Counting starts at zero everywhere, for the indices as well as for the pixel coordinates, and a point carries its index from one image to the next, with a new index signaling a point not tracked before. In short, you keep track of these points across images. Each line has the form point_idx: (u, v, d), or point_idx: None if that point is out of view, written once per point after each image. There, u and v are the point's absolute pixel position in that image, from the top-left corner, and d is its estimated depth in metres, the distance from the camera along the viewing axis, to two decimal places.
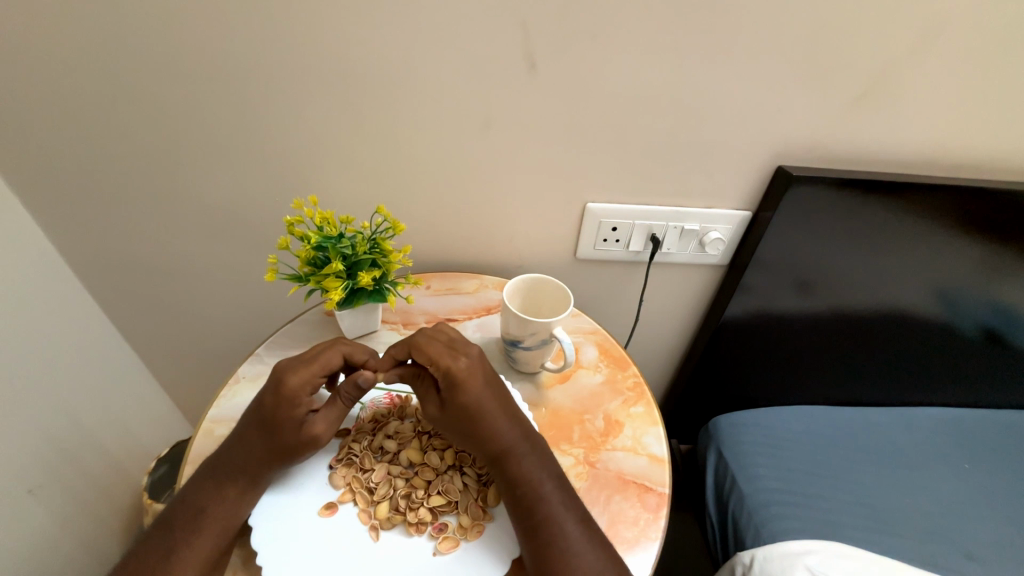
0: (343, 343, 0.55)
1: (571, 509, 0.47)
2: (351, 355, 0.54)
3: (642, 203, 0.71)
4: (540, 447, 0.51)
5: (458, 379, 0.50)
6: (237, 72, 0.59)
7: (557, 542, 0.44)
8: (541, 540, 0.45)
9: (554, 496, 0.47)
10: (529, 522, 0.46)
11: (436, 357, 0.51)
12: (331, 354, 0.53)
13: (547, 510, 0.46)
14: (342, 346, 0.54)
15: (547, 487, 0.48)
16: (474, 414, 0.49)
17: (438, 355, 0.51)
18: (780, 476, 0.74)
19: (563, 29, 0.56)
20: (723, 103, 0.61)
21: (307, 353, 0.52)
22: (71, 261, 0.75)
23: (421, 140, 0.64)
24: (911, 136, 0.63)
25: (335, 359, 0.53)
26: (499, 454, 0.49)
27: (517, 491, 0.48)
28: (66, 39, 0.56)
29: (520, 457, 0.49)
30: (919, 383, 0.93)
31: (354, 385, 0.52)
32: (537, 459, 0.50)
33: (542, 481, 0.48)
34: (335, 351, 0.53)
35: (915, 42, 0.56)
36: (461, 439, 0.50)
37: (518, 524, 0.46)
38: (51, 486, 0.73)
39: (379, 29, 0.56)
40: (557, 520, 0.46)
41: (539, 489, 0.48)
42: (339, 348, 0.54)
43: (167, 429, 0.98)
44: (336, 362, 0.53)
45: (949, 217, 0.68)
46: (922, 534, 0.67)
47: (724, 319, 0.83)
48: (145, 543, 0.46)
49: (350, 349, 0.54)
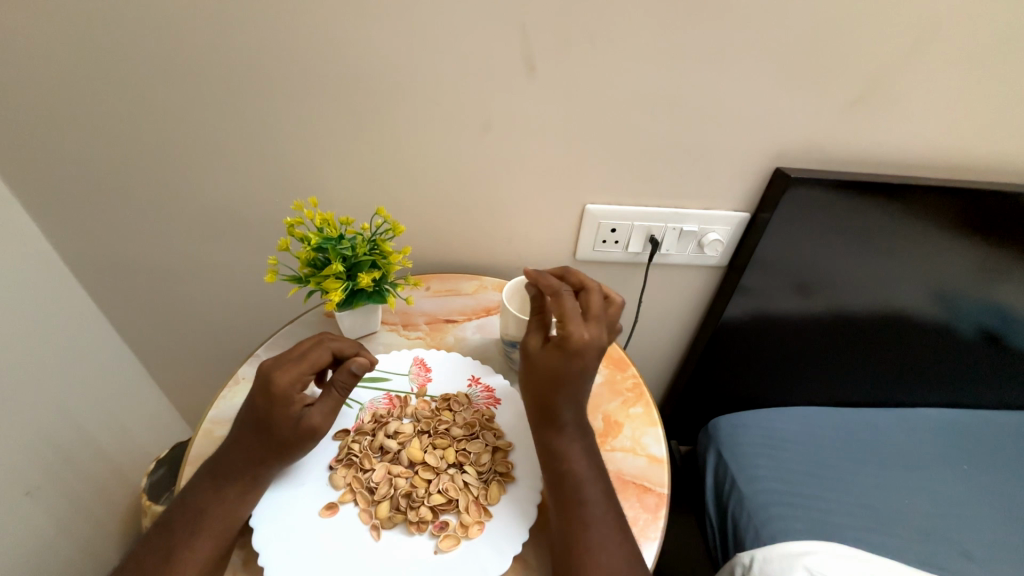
0: (330, 340, 0.55)
1: (607, 500, 0.48)
2: (340, 350, 0.55)
3: (641, 205, 0.71)
4: (590, 435, 0.52)
5: (569, 341, 0.49)
6: (237, 75, 0.59)
7: (587, 526, 0.46)
8: (573, 518, 0.46)
9: (587, 484, 0.48)
10: (566, 501, 0.48)
11: (567, 314, 0.50)
12: (320, 351, 0.53)
13: (586, 493, 0.48)
14: (329, 342, 0.54)
15: (589, 472, 0.49)
16: (561, 375, 0.50)
17: (569, 314, 0.50)
18: (779, 477, 0.74)
19: (561, 32, 0.56)
20: (720, 105, 0.61)
21: (294, 352, 0.52)
22: (70, 262, 0.75)
23: (421, 142, 0.65)
24: (908, 138, 0.64)
25: (325, 356, 0.53)
26: (560, 422, 0.51)
27: (561, 465, 0.49)
28: (69, 42, 0.56)
29: (572, 436, 0.51)
30: (916, 384, 0.93)
31: (348, 374, 0.52)
32: (585, 445, 0.51)
33: (581, 468, 0.49)
34: (323, 347, 0.54)
35: (910, 45, 0.57)
36: (531, 384, 0.52)
37: (554, 495, 0.48)
38: (50, 488, 0.73)
39: (379, 32, 0.56)
40: (590, 505, 0.47)
41: (581, 472, 0.49)
42: (327, 344, 0.54)
43: (166, 430, 0.98)
44: (326, 358, 0.53)
45: (946, 219, 0.69)
46: (921, 534, 0.67)
47: (723, 320, 0.83)
48: (144, 546, 0.46)
49: (338, 344, 0.55)
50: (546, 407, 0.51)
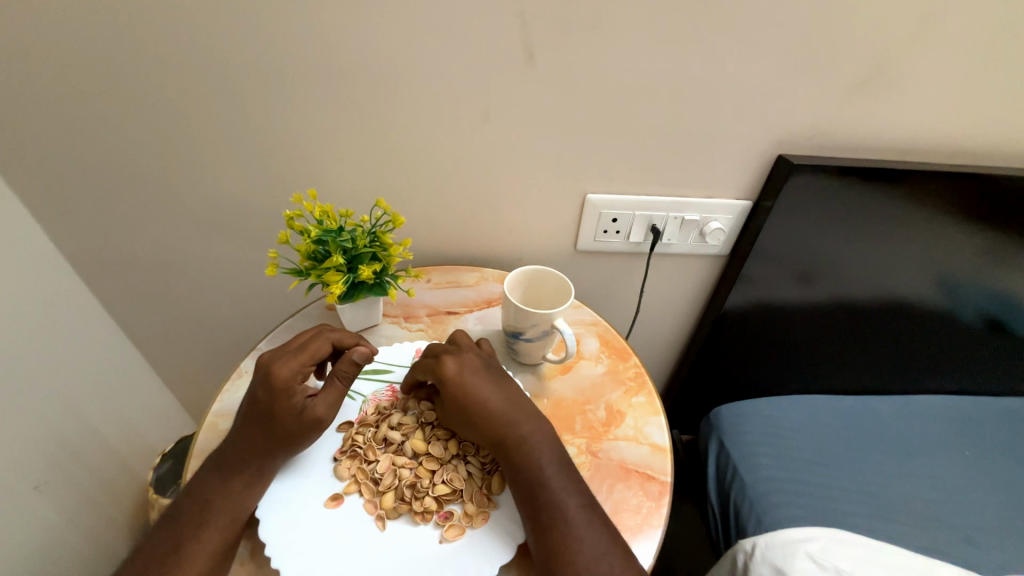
0: (329, 332, 0.56)
1: (577, 498, 0.47)
2: (339, 341, 0.56)
3: (642, 195, 0.71)
4: (545, 432, 0.51)
5: (445, 381, 0.52)
6: (234, 67, 0.58)
7: (562, 529, 0.45)
8: (545, 523, 0.46)
9: (555, 480, 0.48)
10: (535, 511, 0.47)
11: (429, 366, 0.55)
12: (319, 342, 0.54)
13: (553, 498, 0.47)
14: (328, 333, 0.55)
15: (552, 469, 0.49)
16: (470, 402, 0.51)
17: (431, 364, 0.55)
18: (781, 464, 0.75)
19: (561, 19, 0.55)
20: (722, 92, 0.61)
21: (294, 345, 0.54)
22: (71, 259, 0.75)
23: (420, 133, 0.64)
24: (911, 123, 0.63)
25: (324, 347, 0.54)
26: (500, 441, 0.50)
27: (519, 476, 0.48)
28: (63, 35, 0.55)
29: (524, 439, 0.50)
30: (919, 371, 0.93)
31: (351, 363, 0.53)
32: (540, 443, 0.50)
33: (544, 467, 0.48)
34: (322, 339, 0.55)
35: (916, 28, 0.56)
36: (464, 430, 0.52)
37: (523, 510, 0.47)
38: (59, 483, 0.74)
39: (377, 22, 0.56)
40: (559, 508, 0.46)
41: (543, 472, 0.48)
42: (325, 336, 0.55)
43: (170, 424, 0.99)
44: (325, 349, 0.54)
45: (949, 205, 0.68)
46: (921, 519, 0.67)
47: (724, 310, 0.83)
48: (152, 538, 0.47)
49: (337, 335, 0.56)
50: (483, 438, 0.51)
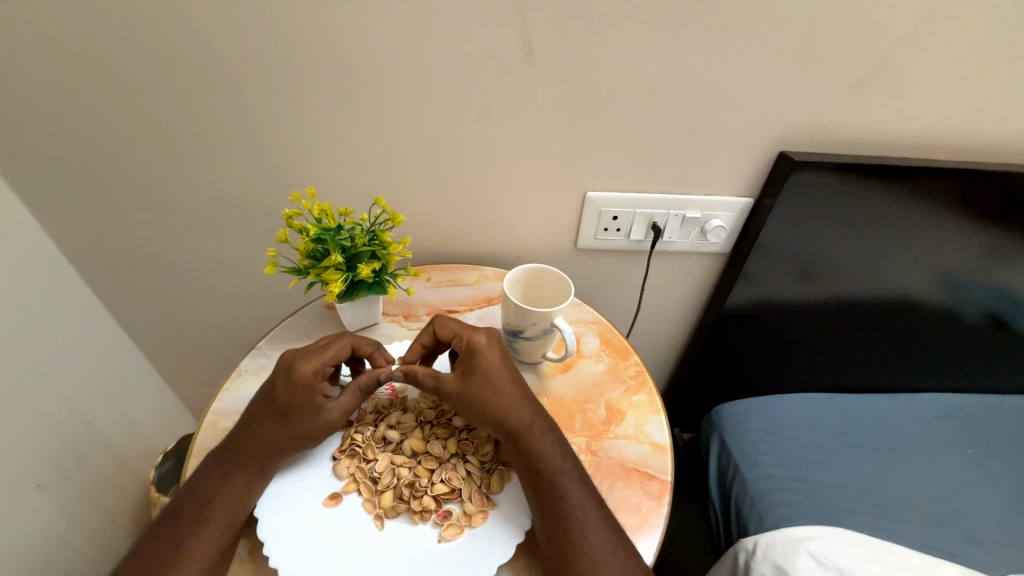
0: (352, 336, 0.57)
1: (585, 489, 0.48)
2: (358, 347, 0.56)
3: (643, 192, 0.70)
4: (557, 428, 0.52)
5: (476, 348, 0.53)
6: (232, 65, 0.58)
7: (574, 520, 0.45)
8: (557, 514, 0.46)
9: (568, 472, 0.48)
10: (546, 496, 0.47)
11: (458, 332, 0.55)
12: (341, 345, 0.55)
13: (564, 485, 0.47)
14: (351, 337, 0.56)
15: (564, 463, 0.49)
16: (496, 379, 0.52)
17: (460, 330, 0.55)
18: (782, 463, 0.74)
19: (561, 15, 0.55)
20: (723, 88, 0.60)
21: (317, 344, 0.54)
22: (72, 259, 0.76)
23: (419, 132, 0.64)
24: (913, 120, 0.63)
25: (345, 350, 0.55)
26: (520, 425, 0.50)
27: (533, 465, 0.49)
28: (63, 37, 0.55)
29: (541, 429, 0.51)
30: (920, 369, 0.93)
31: (372, 379, 0.54)
32: (553, 437, 0.51)
33: (558, 458, 0.49)
34: (344, 342, 0.56)
35: (919, 23, 0.55)
36: (475, 410, 0.51)
37: (535, 500, 0.47)
38: (61, 481, 0.74)
39: (374, 18, 0.55)
40: (572, 499, 0.46)
41: (556, 464, 0.49)
42: (348, 338, 0.56)
43: (172, 423, 0.99)
44: (346, 352, 0.55)
45: (954, 201, 0.68)
46: (925, 518, 0.66)
47: (726, 308, 0.83)
48: (151, 535, 0.47)
49: (358, 340, 0.57)
50: (500, 417, 0.50)
